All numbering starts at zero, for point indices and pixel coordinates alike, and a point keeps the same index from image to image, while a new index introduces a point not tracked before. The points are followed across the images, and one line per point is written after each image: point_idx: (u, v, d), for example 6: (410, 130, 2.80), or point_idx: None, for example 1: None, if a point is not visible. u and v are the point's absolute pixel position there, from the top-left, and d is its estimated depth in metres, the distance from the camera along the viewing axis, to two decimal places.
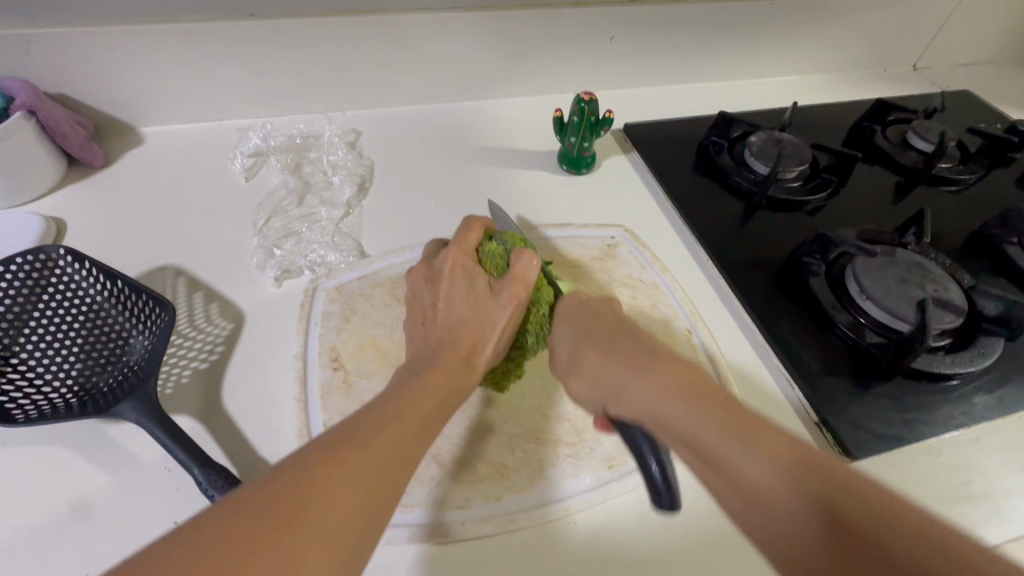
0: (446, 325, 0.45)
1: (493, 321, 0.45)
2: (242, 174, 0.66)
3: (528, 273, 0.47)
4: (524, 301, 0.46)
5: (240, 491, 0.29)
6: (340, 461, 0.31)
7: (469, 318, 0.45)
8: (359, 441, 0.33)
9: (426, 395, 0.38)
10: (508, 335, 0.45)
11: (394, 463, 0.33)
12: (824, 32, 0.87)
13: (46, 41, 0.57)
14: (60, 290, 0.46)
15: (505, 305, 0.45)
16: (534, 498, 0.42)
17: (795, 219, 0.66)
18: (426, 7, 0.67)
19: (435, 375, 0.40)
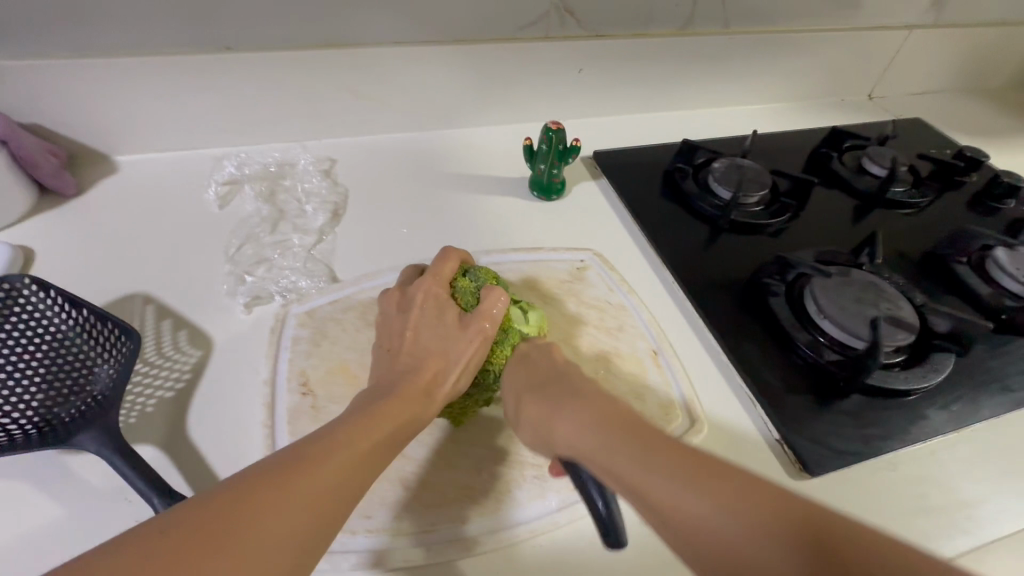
0: (412, 356, 0.46)
1: (457, 355, 0.46)
2: (216, 202, 0.66)
3: (495, 310, 0.48)
4: (490, 337, 0.48)
5: (192, 501, 0.30)
6: (285, 477, 0.32)
7: (435, 350, 0.46)
8: (307, 458, 0.34)
9: (382, 420, 0.39)
10: (470, 371, 0.46)
11: (343, 483, 0.34)
12: (782, 64, 0.91)
13: (21, 73, 0.59)
14: (23, 319, 0.46)
15: (471, 340, 0.47)
16: (499, 521, 0.42)
17: (757, 241, 0.69)
18: (400, 42, 0.70)
19: (394, 401, 0.41)
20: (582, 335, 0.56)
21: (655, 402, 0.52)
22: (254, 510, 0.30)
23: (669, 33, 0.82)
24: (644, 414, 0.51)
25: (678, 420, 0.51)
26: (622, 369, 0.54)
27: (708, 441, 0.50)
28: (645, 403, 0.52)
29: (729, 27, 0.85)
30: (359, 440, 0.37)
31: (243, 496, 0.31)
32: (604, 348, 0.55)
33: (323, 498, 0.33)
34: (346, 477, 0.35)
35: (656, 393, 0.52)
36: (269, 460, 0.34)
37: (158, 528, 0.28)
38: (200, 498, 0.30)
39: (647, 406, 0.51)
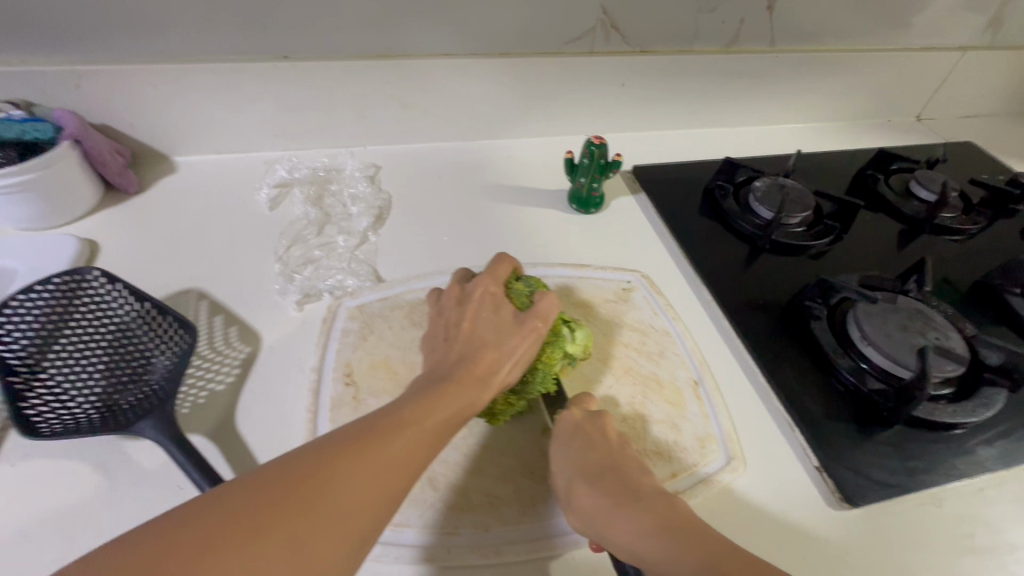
0: (468, 343, 0.46)
1: (511, 348, 0.46)
2: (267, 204, 0.69)
3: (550, 310, 0.49)
4: (543, 336, 0.48)
5: (270, 467, 0.32)
6: (352, 459, 0.33)
7: (490, 341, 0.46)
8: (372, 440, 0.35)
9: (443, 404, 0.40)
10: (522, 364, 0.47)
11: (406, 463, 0.35)
12: (828, 84, 0.90)
13: (94, 77, 0.62)
14: (90, 308, 0.49)
15: (526, 334, 0.47)
16: (525, 531, 0.43)
17: (798, 263, 0.68)
18: (448, 54, 0.72)
19: (452, 386, 0.42)
20: (618, 354, 0.57)
21: (692, 434, 0.51)
22: (319, 489, 0.31)
23: (714, 50, 0.82)
24: (679, 446, 0.50)
25: (713, 456, 0.50)
26: (661, 398, 0.54)
27: (742, 476, 0.49)
28: (680, 434, 0.51)
29: (775, 45, 0.84)
30: (420, 424, 0.38)
31: (312, 476, 0.32)
32: (644, 373, 0.55)
33: (384, 480, 0.34)
34: (406, 458, 0.36)
35: (692, 425, 0.52)
36: (335, 439, 0.35)
37: (241, 488, 0.30)
38: (269, 471, 0.32)
39: (682, 437, 0.51)
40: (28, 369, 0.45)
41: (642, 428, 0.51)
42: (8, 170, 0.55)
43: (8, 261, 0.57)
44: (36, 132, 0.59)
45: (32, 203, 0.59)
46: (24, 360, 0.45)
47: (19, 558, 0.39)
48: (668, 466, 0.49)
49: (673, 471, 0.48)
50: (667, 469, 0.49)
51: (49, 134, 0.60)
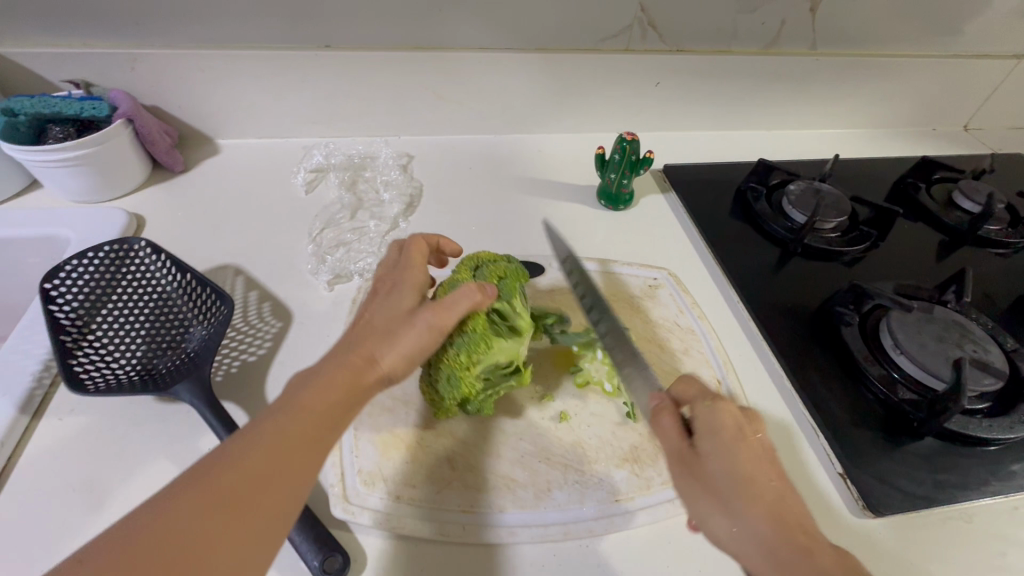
0: (360, 332, 0.41)
1: (398, 339, 0.39)
2: (303, 187, 0.71)
3: (456, 305, 0.42)
4: (435, 328, 0.41)
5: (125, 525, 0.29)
6: (207, 503, 0.30)
7: (378, 330, 0.40)
8: (220, 474, 0.31)
9: (314, 406, 0.35)
10: (413, 360, 0.40)
11: (277, 480, 0.32)
12: (870, 89, 0.88)
13: (148, 60, 0.65)
14: (136, 277, 0.51)
15: (416, 325, 0.40)
16: (538, 516, 0.43)
17: (830, 269, 0.67)
18: (485, 47, 0.73)
19: (321, 384, 0.36)
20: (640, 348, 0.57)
21: None
22: (176, 540, 0.29)
23: (752, 51, 0.81)
24: None
25: None
26: None
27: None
28: None
29: (817, 48, 0.82)
30: (287, 437, 0.33)
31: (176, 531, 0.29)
32: (666, 369, 0.55)
33: (252, 507, 0.31)
34: (272, 479, 0.32)
35: None
36: (189, 482, 0.31)
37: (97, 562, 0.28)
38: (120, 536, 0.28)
39: None
40: (78, 331, 0.48)
41: None
42: (67, 145, 0.58)
43: (61, 231, 0.60)
44: (93, 109, 0.61)
45: (87, 177, 0.62)
46: (74, 321, 0.48)
47: (62, 505, 0.41)
48: None
49: None
50: None
51: (105, 113, 0.61)
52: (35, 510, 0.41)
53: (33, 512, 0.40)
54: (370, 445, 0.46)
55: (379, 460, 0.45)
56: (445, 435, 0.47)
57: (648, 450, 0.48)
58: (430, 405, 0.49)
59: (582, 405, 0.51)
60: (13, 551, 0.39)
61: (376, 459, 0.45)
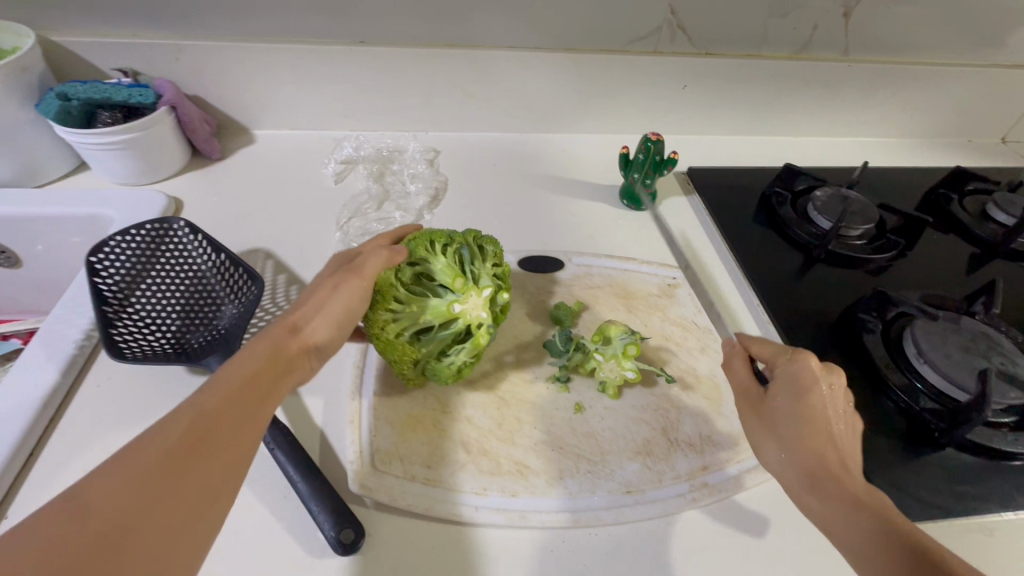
0: (287, 315, 0.44)
1: (321, 303, 0.44)
2: (333, 178, 0.73)
3: (369, 268, 0.47)
4: (353, 286, 0.45)
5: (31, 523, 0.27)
6: (130, 485, 0.29)
7: (300, 302, 0.45)
8: (143, 452, 0.30)
9: (240, 374, 0.37)
10: (336, 322, 0.44)
11: (209, 440, 0.33)
12: (904, 98, 0.86)
13: (192, 51, 0.68)
14: (175, 256, 0.54)
15: (342, 284, 0.45)
16: (550, 502, 0.44)
17: (854, 276, 0.66)
18: (515, 46, 0.74)
19: (242, 356, 0.39)
20: (658, 345, 0.57)
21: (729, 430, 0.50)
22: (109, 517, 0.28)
23: (783, 56, 0.80)
24: (714, 438, 0.50)
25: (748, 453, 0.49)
26: (698, 392, 0.53)
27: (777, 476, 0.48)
28: (715, 426, 0.51)
29: (849, 54, 0.82)
30: (209, 413, 0.34)
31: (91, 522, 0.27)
32: (682, 365, 0.55)
33: (189, 473, 0.31)
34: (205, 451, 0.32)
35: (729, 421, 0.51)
36: (104, 471, 0.29)
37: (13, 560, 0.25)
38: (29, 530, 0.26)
39: (716, 430, 0.50)
40: (118, 302, 0.50)
41: (675, 417, 0.51)
42: (115, 128, 0.61)
43: (105, 211, 0.64)
44: (140, 96, 0.64)
45: (131, 161, 0.66)
46: (115, 294, 0.50)
47: (99, 465, 0.43)
48: (700, 457, 0.48)
49: (704, 463, 0.48)
50: (699, 460, 0.48)
51: (151, 100, 0.65)
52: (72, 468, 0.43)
53: (72, 471, 0.43)
54: (389, 426, 0.47)
55: (397, 440, 0.46)
56: (462, 420, 0.48)
57: (663, 443, 0.49)
58: (449, 392, 0.50)
59: (596, 398, 0.51)
60: None
61: (394, 440, 0.46)
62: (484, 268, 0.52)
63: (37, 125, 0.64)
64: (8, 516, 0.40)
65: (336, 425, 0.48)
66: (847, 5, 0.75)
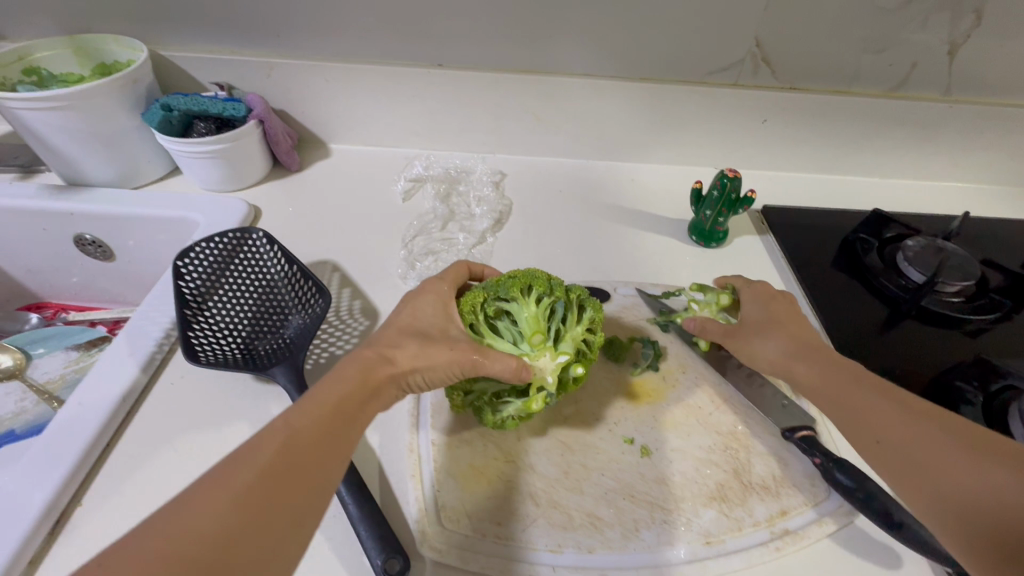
0: (397, 332, 0.45)
1: (427, 351, 0.44)
2: (401, 195, 0.75)
3: (491, 368, 0.45)
4: (468, 358, 0.44)
5: (128, 543, 0.28)
6: (224, 507, 0.30)
7: (397, 331, 0.45)
8: (234, 472, 0.31)
9: (323, 396, 0.38)
10: (422, 374, 0.43)
11: (293, 460, 0.33)
12: (1016, 142, 0.79)
13: (282, 69, 0.72)
14: (250, 264, 0.56)
15: (453, 349, 0.44)
16: (630, 558, 0.42)
17: (950, 337, 0.60)
18: (589, 74, 0.74)
19: (328, 378, 0.39)
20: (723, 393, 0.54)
21: (801, 470, 0.47)
22: (203, 538, 0.28)
23: (876, 94, 0.75)
24: (786, 480, 0.47)
25: (824, 495, 0.45)
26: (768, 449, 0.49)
27: (841, 535, 0.43)
28: (787, 468, 0.47)
29: (951, 94, 0.75)
30: (299, 437, 0.35)
31: (187, 539, 0.28)
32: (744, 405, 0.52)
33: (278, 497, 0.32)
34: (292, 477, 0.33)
35: (802, 461, 0.48)
36: (196, 491, 0.30)
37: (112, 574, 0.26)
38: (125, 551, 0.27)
39: (789, 472, 0.47)
40: (195, 306, 0.52)
41: (744, 459, 0.48)
42: (208, 140, 0.65)
43: (191, 214, 0.68)
44: (232, 109, 0.67)
45: (219, 169, 0.70)
46: (195, 296, 0.53)
47: (169, 463, 0.45)
48: (776, 501, 0.45)
49: (782, 508, 0.45)
50: (776, 504, 0.45)
51: (241, 113, 0.68)
52: (143, 463, 0.45)
53: (143, 465, 0.45)
54: (447, 454, 0.47)
55: (451, 468, 0.46)
56: (515, 456, 0.47)
57: (734, 487, 0.46)
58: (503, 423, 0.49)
59: (662, 440, 0.49)
60: (124, 497, 0.43)
61: (451, 469, 0.46)
62: (572, 331, 0.50)
63: (141, 132, 0.69)
64: (82, 503, 0.43)
65: (393, 446, 0.48)
66: (954, 42, 0.69)
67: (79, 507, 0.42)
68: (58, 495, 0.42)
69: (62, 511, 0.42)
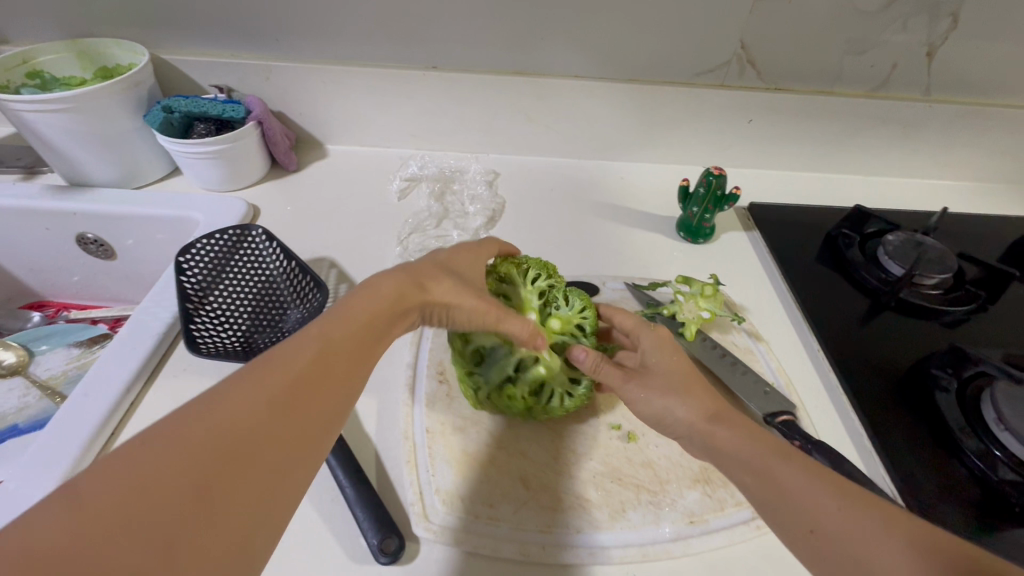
0: (436, 265, 0.46)
1: (457, 291, 0.44)
2: (396, 194, 0.77)
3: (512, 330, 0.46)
4: (491, 310, 0.45)
5: (166, 422, 0.28)
6: (259, 404, 0.30)
7: (433, 263, 0.46)
8: (271, 372, 0.32)
9: (355, 314, 0.39)
10: (448, 310, 0.44)
11: (322, 374, 0.34)
12: (994, 140, 0.81)
13: (280, 72, 0.74)
14: (250, 260, 0.58)
15: (482, 299, 0.45)
16: (618, 537, 0.44)
17: (928, 328, 0.62)
18: (580, 75, 0.76)
19: (364, 296, 0.41)
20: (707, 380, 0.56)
21: None
22: (237, 430, 0.29)
23: (857, 94, 0.78)
24: None
25: None
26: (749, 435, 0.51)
27: None
28: None
29: (930, 94, 0.78)
30: (331, 352, 0.36)
31: (227, 430, 0.29)
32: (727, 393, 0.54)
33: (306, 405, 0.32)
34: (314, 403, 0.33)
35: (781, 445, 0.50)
36: (232, 384, 0.31)
37: (149, 446, 0.27)
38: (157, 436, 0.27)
39: None
40: (197, 300, 0.54)
41: None
42: (208, 141, 0.67)
43: (191, 213, 0.69)
44: (231, 111, 0.69)
45: (218, 169, 0.71)
46: (196, 291, 0.55)
47: None
48: None
49: None
50: None
51: (241, 114, 0.70)
52: None
53: None
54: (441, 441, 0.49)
55: (445, 454, 0.48)
56: (507, 443, 0.49)
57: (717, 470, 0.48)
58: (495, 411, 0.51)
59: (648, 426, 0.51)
60: None
61: (445, 455, 0.48)
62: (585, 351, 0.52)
63: (142, 133, 0.71)
64: None
65: (389, 434, 0.49)
66: (932, 44, 0.72)
67: None
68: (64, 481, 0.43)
69: None
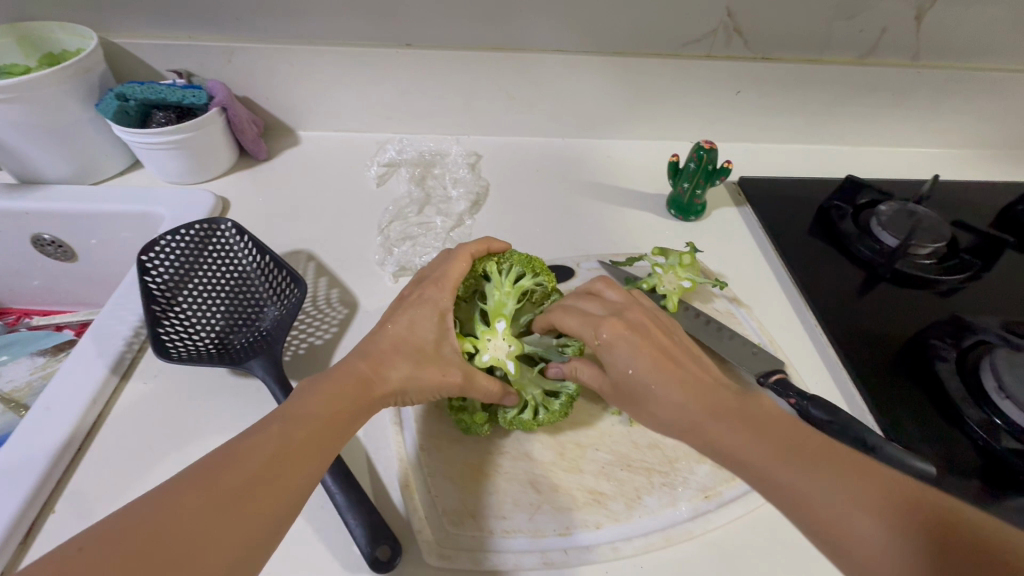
0: (393, 344, 0.43)
1: (423, 375, 0.42)
2: (375, 180, 0.73)
3: (482, 395, 0.44)
4: (452, 389, 0.43)
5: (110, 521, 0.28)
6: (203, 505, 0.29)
7: (399, 337, 0.43)
8: (226, 470, 0.31)
9: (321, 403, 0.37)
10: (412, 393, 0.42)
11: (276, 467, 0.32)
12: (982, 105, 0.80)
13: (243, 53, 0.69)
14: (221, 256, 0.54)
15: (445, 373, 0.43)
16: (633, 527, 0.43)
17: (924, 298, 0.61)
18: (562, 50, 0.73)
19: (333, 381, 0.39)
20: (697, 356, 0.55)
21: None
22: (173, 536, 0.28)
23: (846, 61, 0.76)
24: None
25: None
26: None
27: None
28: None
29: (919, 60, 0.76)
30: (296, 444, 0.34)
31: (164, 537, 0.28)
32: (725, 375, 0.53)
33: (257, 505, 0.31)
34: (277, 481, 0.32)
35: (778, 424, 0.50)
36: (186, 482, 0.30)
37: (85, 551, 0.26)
38: (102, 536, 0.27)
39: None
40: (165, 301, 0.51)
41: None
42: (170, 129, 0.63)
43: (155, 207, 0.65)
44: (192, 97, 0.65)
45: (182, 160, 0.67)
46: (163, 292, 0.51)
47: (146, 464, 0.44)
48: None
49: None
50: None
51: (202, 100, 0.65)
52: (120, 465, 0.44)
53: (118, 468, 0.43)
54: (433, 437, 0.47)
55: (439, 452, 0.46)
56: (504, 440, 0.47)
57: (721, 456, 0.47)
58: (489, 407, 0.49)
59: None
60: (100, 501, 0.42)
61: (440, 455, 0.46)
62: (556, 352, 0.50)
63: (95, 124, 0.66)
64: (56, 510, 0.41)
65: (377, 433, 0.47)
66: (921, 8, 0.70)
67: (52, 514, 0.41)
68: (27, 504, 0.40)
69: (34, 520, 0.40)
